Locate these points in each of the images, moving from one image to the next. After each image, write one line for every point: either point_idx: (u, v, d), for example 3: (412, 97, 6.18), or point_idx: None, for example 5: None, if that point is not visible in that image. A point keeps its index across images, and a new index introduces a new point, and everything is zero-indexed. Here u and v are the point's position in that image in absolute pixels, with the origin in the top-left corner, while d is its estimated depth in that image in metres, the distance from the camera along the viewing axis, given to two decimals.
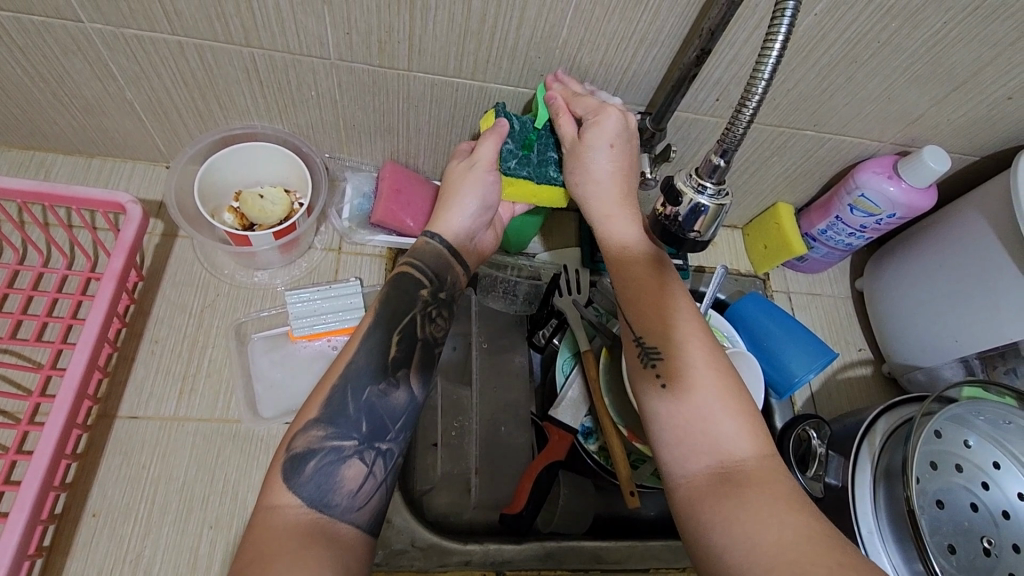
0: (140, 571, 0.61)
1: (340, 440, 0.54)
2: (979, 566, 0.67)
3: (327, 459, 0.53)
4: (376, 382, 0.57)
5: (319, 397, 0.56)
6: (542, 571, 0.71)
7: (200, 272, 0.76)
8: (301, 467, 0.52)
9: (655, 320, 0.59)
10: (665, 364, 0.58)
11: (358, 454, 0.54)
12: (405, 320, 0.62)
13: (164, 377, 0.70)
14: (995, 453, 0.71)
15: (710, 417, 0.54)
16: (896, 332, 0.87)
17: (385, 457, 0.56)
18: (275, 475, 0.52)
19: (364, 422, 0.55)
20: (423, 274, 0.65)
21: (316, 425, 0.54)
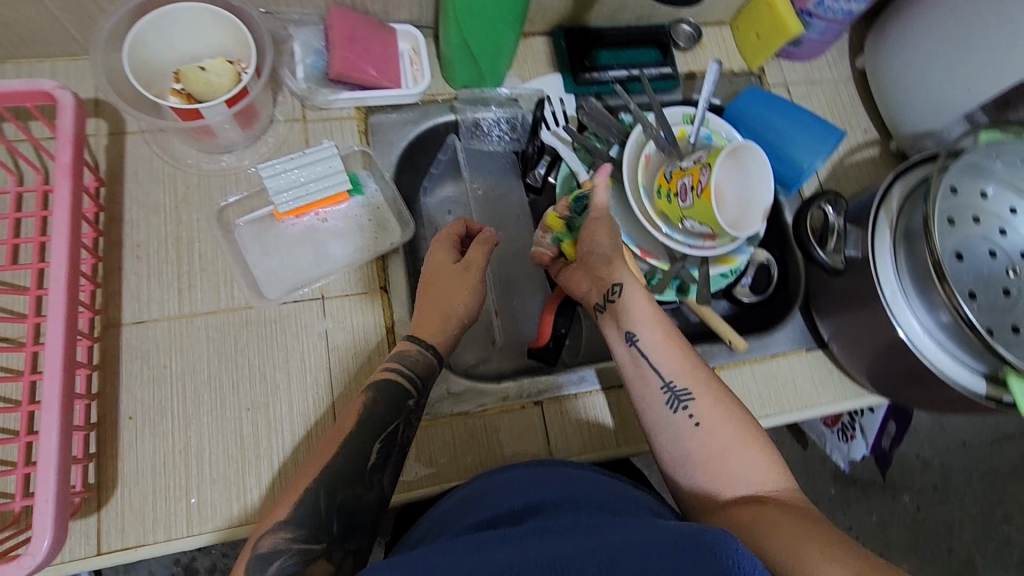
0: (192, 459, 0.62)
1: (305, 542, 0.51)
2: (1000, 307, 0.67)
3: (293, 562, 0.50)
4: (352, 486, 0.55)
5: (291, 495, 0.53)
6: (578, 394, 0.73)
7: (163, 166, 0.70)
8: (264, 569, 0.50)
9: (693, 381, 0.61)
10: (696, 407, 0.60)
11: (326, 554, 0.52)
12: (388, 428, 0.59)
13: (158, 279, 0.67)
14: (1011, 199, 0.70)
15: (732, 457, 0.57)
16: (903, 102, 0.83)
17: (354, 555, 0.54)
18: (239, 565, 0.50)
19: (336, 523, 0.53)
20: (407, 383, 0.61)
21: (284, 526, 0.51)
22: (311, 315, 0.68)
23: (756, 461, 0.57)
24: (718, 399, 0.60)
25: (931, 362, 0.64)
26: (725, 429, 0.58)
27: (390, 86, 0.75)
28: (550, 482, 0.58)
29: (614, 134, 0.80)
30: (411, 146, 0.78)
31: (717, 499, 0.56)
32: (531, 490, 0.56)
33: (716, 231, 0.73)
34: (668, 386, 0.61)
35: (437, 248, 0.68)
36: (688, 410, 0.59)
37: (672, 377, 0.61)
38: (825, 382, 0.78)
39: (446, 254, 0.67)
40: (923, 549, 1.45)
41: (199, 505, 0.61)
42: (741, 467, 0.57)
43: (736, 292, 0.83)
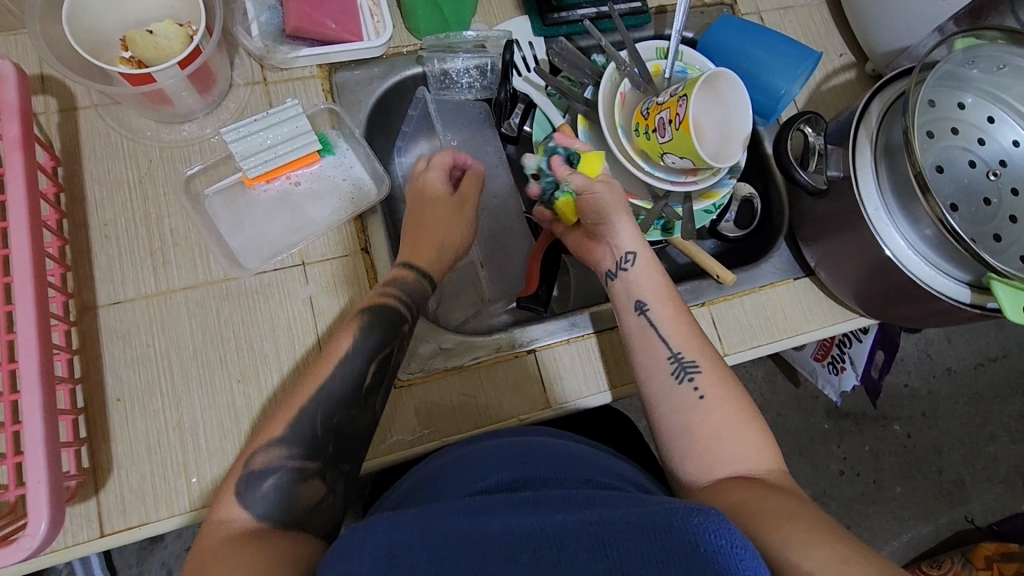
0: (187, 435, 0.61)
1: (303, 460, 0.53)
2: (981, 216, 0.68)
3: (285, 478, 0.52)
4: (347, 408, 0.56)
5: (284, 415, 0.55)
6: (570, 340, 0.73)
7: (121, 140, 0.67)
8: (258, 484, 0.52)
9: (702, 356, 0.61)
10: (702, 379, 0.60)
11: (318, 475, 0.54)
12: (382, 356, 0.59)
13: (130, 258, 0.65)
14: (990, 107, 0.70)
15: (727, 437, 0.57)
16: (877, 19, 0.82)
17: (345, 478, 0.56)
18: (230, 486, 0.52)
19: (331, 444, 0.55)
20: (400, 306, 0.62)
21: (279, 443, 0.53)
22: (293, 282, 0.67)
23: (747, 444, 0.57)
24: (717, 373, 0.60)
25: (916, 276, 0.64)
26: (721, 410, 0.58)
27: (351, 39, 0.72)
28: (531, 453, 0.57)
29: (587, 75, 0.78)
30: (380, 103, 0.76)
31: (708, 472, 0.56)
32: (506, 467, 0.54)
33: (698, 165, 0.72)
34: (675, 357, 0.61)
35: (427, 179, 0.71)
36: (693, 381, 0.60)
37: (680, 348, 0.62)
38: (814, 309, 0.79)
39: (437, 174, 0.71)
40: (915, 472, 1.49)
41: (199, 480, 0.61)
42: (737, 449, 0.56)
43: (721, 228, 0.82)
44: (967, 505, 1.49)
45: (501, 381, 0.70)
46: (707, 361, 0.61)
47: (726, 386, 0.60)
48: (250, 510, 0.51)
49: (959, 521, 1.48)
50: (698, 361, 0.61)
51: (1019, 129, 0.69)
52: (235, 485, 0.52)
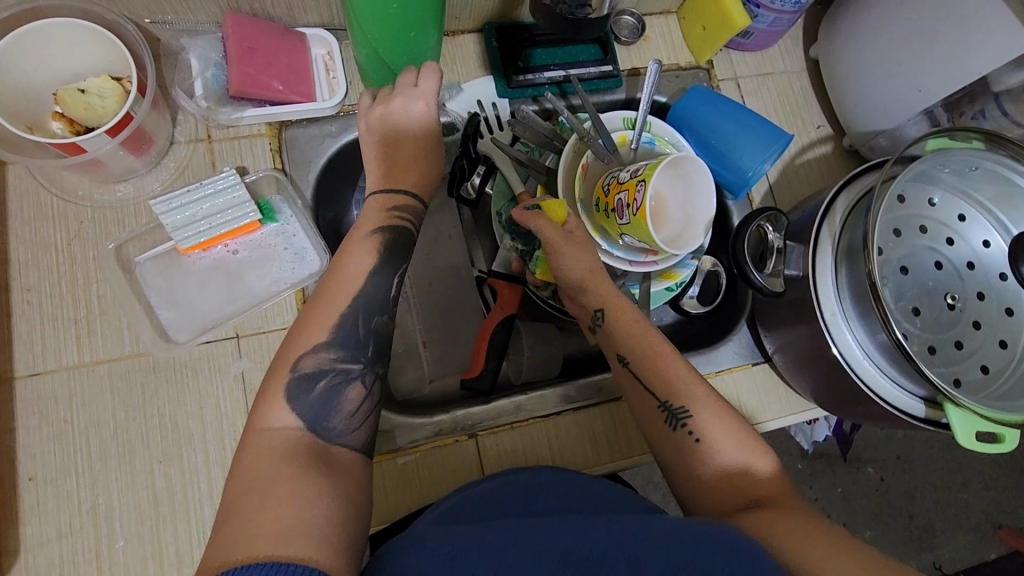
0: (101, 518, 0.59)
1: (348, 363, 0.53)
2: (944, 321, 0.66)
3: (337, 380, 0.51)
4: (382, 313, 0.56)
5: (327, 317, 0.53)
6: (515, 424, 0.70)
7: (51, 199, 0.64)
8: (310, 385, 0.50)
9: (692, 400, 0.59)
10: (696, 424, 0.58)
11: (360, 378, 0.53)
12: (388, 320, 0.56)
13: (54, 326, 0.62)
14: (960, 206, 0.68)
15: (746, 459, 0.56)
16: (855, 96, 0.78)
17: (382, 381, 0.55)
18: (275, 390, 0.50)
19: (371, 345, 0.54)
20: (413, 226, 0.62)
21: (325, 346, 0.52)
22: (225, 357, 0.64)
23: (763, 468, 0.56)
24: (715, 406, 0.58)
25: (870, 387, 0.62)
26: (729, 446, 0.57)
27: (301, 100, 0.69)
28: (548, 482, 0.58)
29: (549, 142, 0.75)
30: (332, 162, 0.73)
31: (723, 503, 0.54)
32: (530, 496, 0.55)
33: (654, 249, 0.70)
34: (663, 406, 0.59)
35: (399, 126, 0.63)
36: (688, 428, 0.58)
37: (667, 396, 0.59)
38: (771, 396, 0.77)
39: (402, 105, 0.63)
40: (886, 516, 1.48)
41: (112, 566, 0.58)
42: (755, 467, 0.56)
43: (684, 304, 0.79)
44: (936, 552, 1.48)
45: (439, 466, 0.67)
46: (700, 400, 0.59)
47: (724, 426, 0.57)
48: (303, 411, 0.49)
49: (926, 567, 1.47)
50: (688, 406, 0.58)
51: (990, 230, 0.67)
52: (284, 388, 0.50)
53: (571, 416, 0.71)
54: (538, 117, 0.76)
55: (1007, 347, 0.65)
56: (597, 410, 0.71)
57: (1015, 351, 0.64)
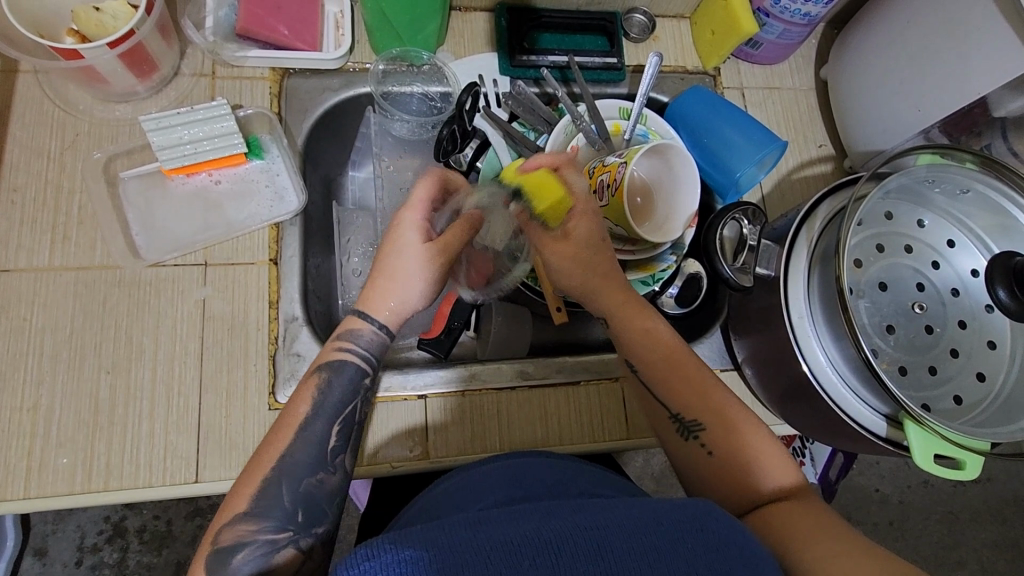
0: (40, 418, 0.59)
1: (275, 531, 0.49)
2: (919, 344, 0.63)
3: (259, 551, 0.48)
4: (313, 472, 0.52)
5: (250, 485, 0.50)
6: (465, 392, 0.69)
7: (53, 110, 0.67)
8: (229, 558, 0.47)
9: (702, 409, 0.58)
10: (708, 435, 0.57)
11: (292, 543, 0.49)
12: (348, 411, 0.56)
13: (31, 227, 0.64)
14: (950, 231, 0.65)
15: (757, 455, 0.55)
16: (857, 117, 0.78)
17: (323, 541, 0.51)
18: (201, 560, 0.48)
19: (300, 511, 0.50)
20: (361, 364, 0.57)
21: (246, 518, 0.48)
22: (189, 280, 0.65)
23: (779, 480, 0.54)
24: (727, 414, 0.57)
25: (833, 398, 0.60)
26: (742, 455, 0.55)
27: (304, 48, 0.71)
28: (521, 474, 0.55)
29: (544, 123, 0.76)
30: (327, 115, 0.74)
31: (748, 499, 0.54)
32: (510, 484, 0.53)
33: (632, 235, 0.69)
34: (676, 417, 0.58)
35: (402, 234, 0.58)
36: (700, 440, 0.57)
37: (680, 408, 0.58)
38: None
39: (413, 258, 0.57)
40: None
41: (41, 467, 0.58)
42: (767, 467, 0.55)
43: (661, 302, 0.78)
44: None
45: (384, 422, 0.67)
46: (715, 412, 0.57)
47: (735, 438, 0.56)
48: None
49: None
50: (701, 418, 0.57)
51: (978, 258, 0.64)
52: (205, 561, 0.47)
53: (525, 393, 0.70)
54: (537, 99, 0.77)
55: (984, 380, 0.62)
56: (552, 390, 0.71)
57: (992, 383, 0.62)
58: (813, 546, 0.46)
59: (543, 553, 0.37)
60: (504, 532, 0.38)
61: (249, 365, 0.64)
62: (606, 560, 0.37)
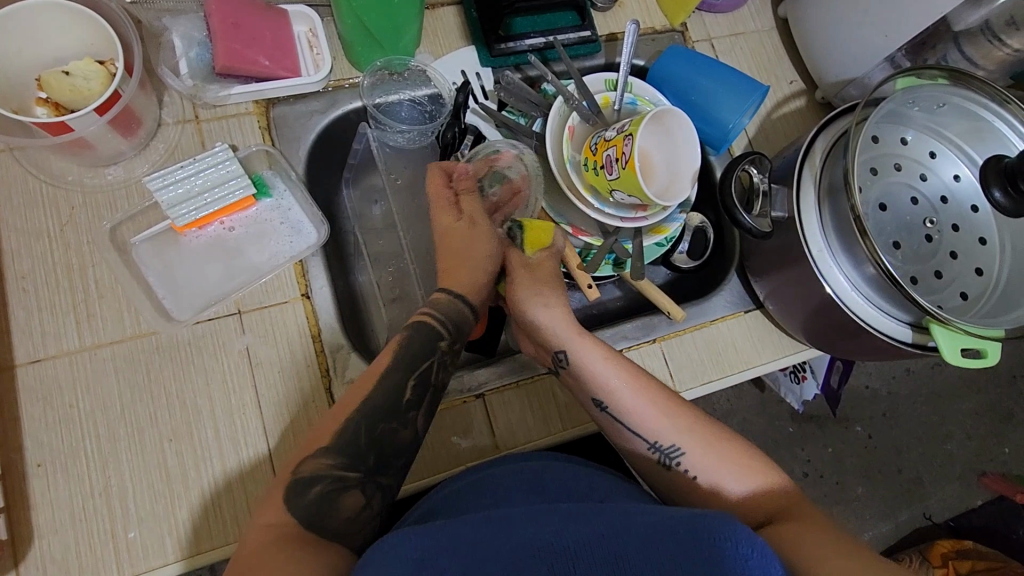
0: (115, 498, 0.59)
1: (344, 469, 0.52)
2: (923, 253, 0.68)
3: (331, 485, 0.51)
4: (387, 421, 0.55)
5: (335, 425, 0.53)
6: (519, 382, 0.71)
7: (39, 185, 0.63)
8: (306, 488, 0.50)
9: (673, 432, 0.60)
10: (687, 457, 0.59)
11: (359, 485, 0.52)
12: (421, 368, 0.58)
13: (52, 312, 0.61)
14: (931, 144, 0.71)
15: (738, 473, 0.58)
16: (824, 50, 0.82)
17: (384, 491, 0.54)
18: (275, 495, 0.50)
19: (370, 455, 0.53)
20: (441, 326, 0.61)
21: (325, 452, 0.52)
22: (228, 332, 0.64)
23: (763, 486, 0.58)
24: (695, 425, 0.61)
25: (859, 316, 0.65)
26: (717, 477, 0.58)
27: (287, 75, 0.69)
28: (546, 474, 0.61)
29: (536, 108, 0.76)
30: (321, 138, 0.73)
31: (740, 512, 0.57)
32: (535, 489, 0.59)
33: (645, 202, 0.71)
34: (650, 446, 0.61)
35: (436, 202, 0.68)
36: (683, 466, 0.59)
37: (655, 437, 0.61)
38: (764, 341, 0.79)
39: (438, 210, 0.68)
40: (877, 473, 1.52)
41: (128, 546, 0.58)
42: (749, 482, 0.58)
43: (674, 259, 0.82)
44: (927, 503, 1.53)
45: (450, 427, 0.69)
46: (683, 432, 0.60)
47: (708, 450, 0.59)
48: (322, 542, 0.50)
49: (919, 519, 1.52)
50: (675, 440, 0.60)
51: (959, 165, 0.70)
52: (283, 493, 0.50)
53: None
54: (524, 85, 0.77)
55: (982, 274, 0.68)
56: None
57: (990, 275, 0.68)
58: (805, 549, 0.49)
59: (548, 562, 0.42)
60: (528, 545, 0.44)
61: (309, 402, 0.64)
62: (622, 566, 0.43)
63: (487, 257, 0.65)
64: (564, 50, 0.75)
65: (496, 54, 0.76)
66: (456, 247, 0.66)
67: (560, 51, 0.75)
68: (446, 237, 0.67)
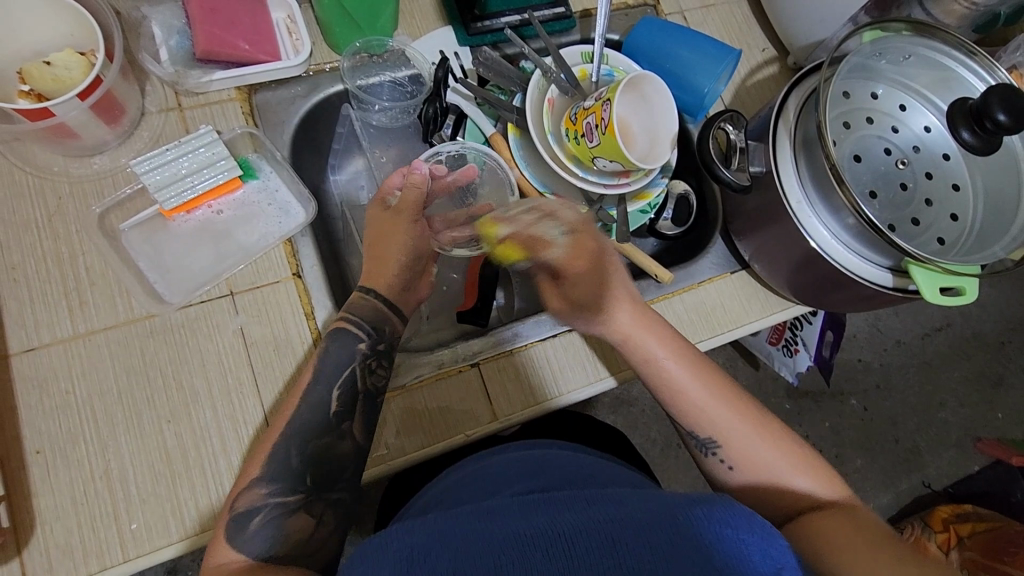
0: (116, 482, 0.59)
1: (282, 494, 0.53)
2: (899, 201, 0.70)
3: (271, 513, 0.52)
4: (319, 436, 0.56)
5: (261, 453, 0.55)
6: (513, 351, 0.72)
7: (25, 177, 0.64)
8: (246, 522, 0.52)
9: (717, 427, 0.61)
10: (727, 452, 0.61)
11: (303, 507, 0.54)
12: (347, 376, 0.59)
13: (44, 301, 0.61)
14: (901, 97, 0.72)
15: (786, 472, 0.59)
16: (793, 15, 0.84)
17: (334, 507, 0.56)
18: (219, 533, 0.52)
19: (309, 474, 0.55)
20: (359, 330, 0.61)
21: (259, 482, 0.53)
22: (221, 313, 0.65)
23: (806, 478, 0.59)
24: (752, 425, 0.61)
25: (839, 263, 0.67)
26: (760, 468, 0.60)
27: (267, 59, 0.70)
28: (545, 464, 0.62)
29: (514, 83, 0.78)
30: (305, 122, 0.74)
31: (794, 503, 0.58)
32: (527, 478, 0.58)
33: (628, 168, 0.71)
34: (692, 435, 0.63)
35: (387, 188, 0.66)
36: (721, 458, 0.61)
37: (701, 429, 0.62)
38: (752, 300, 0.81)
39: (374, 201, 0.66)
40: (874, 443, 1.54)
41: (131, 528, 0.58)
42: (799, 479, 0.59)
43: (659, 227, 0.83)
44: (924, 471, 1.54)
45: (447, 397, 0.69)
46: (732, 425, 0.61)
47: (750, 447, 0.60)
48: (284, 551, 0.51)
49: (917, 487, 1.53)
50: (714, 434, 0.61)
51: (928, 115, 0.72)
52: (225, 528, 0.52)
53: (567, 338, 0.74)
54: (502, 61, 0.78)
55: (958, 219, 0.69)
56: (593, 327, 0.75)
57: (965, 221, 0.69)
58: (842, 551, 0.50)
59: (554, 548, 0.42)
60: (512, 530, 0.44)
61: (305, 380, 0.65)
62: (625, 557, 0.42)
63: (403, 252, 0.64)
64: (540, 22, 0.76)
65: (472, 32, 0.78)
66: (386, 242, 0.64)
67: (535, 25, 0.76)
68: (375, 223, 0.65)
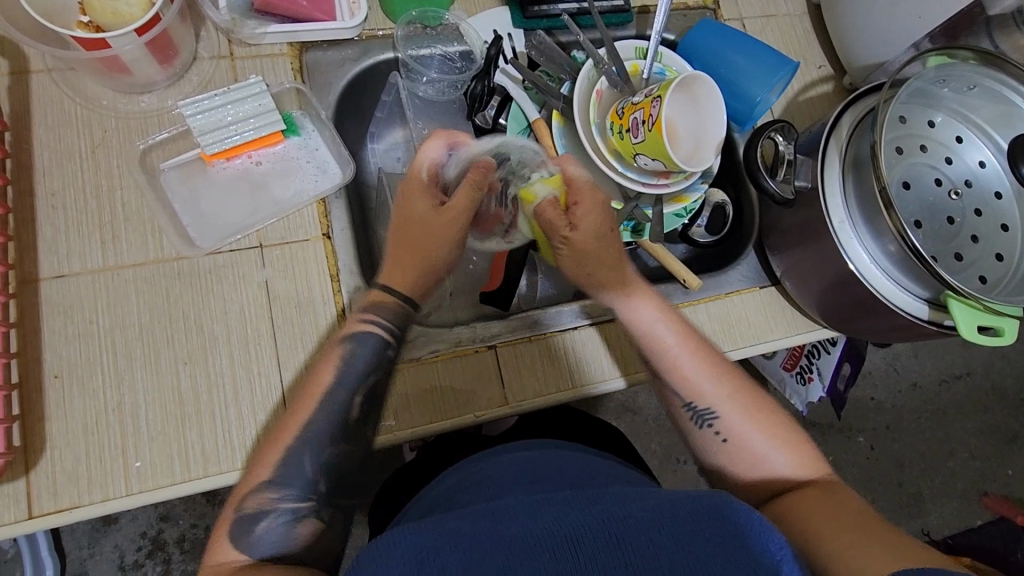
0: (127, 416, 0.59)
1: (295, 501, 0.53)
2: (944, 233, 0.68)
3: (280, 520, 0.52)
4: (334, 444, 0.55)
5: (268, 457, 0.54)
6: (531, 338, 0.72)
7: (75, 107, 0.65)
8: (251, 528, 0.51)
9: (716, 395, 0.61)
10: (720, 422, 0.60)
11: (313, 513, 0.54)
12: (368, 382, 0.58)
13: (78, 231, 0.62)
14: (957, 128, 0.71)
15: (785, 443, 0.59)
16: (855, 34, 0.82)
17: (341, 513, 0.56)
18: (220, 531, 0.51)
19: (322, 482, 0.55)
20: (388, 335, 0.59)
21: (269, 486, 0.53)
22: (248, 264, 0.65)
23: (788, 454, 0.59)
24: (738, 392, 0.61)
25: (875, 288, 0.65)
26: (753, 452, 0.59)
27: (323, 18, 0.71)
28: (579, 467, 0.58)
29: (564, 70, 0.76)
30: (351, 85, 0.73)
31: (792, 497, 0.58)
32: (529, 467, 0.57)
33: (670, 167, 0.70)
34: (688, 405, 0.61)
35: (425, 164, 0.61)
36: (714, 427, 0.60)
37: (692, 395, 0.61)
38: (778, 318, 0.79)
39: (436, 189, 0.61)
40: (877, 484, 1.51)
41: (135, 463, 0.58)
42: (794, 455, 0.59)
43: (691, 233, 0.82)
44: (924, 518, 1.51)
45: (459, 374, 0.69)
46: (725, 397, 0.61)
47: (758, 416, 0.60)
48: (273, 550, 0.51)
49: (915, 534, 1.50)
50: (714, 405, 0.61)
51: (985, 151, 0.70)
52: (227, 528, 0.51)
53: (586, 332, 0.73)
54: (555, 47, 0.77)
55: (1003, 259, 0.67)
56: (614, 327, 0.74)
57: (1010, 261, 0.66)
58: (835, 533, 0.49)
59: (563, 546, 0.41)
60: (521, 528, 0.43)
61: (322, 340, 0.65)
62: (626, 553, 0.41)
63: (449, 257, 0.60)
64: (597, 9, 0.74)
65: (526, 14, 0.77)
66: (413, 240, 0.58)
67: (591, 11, 0.74)
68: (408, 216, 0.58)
